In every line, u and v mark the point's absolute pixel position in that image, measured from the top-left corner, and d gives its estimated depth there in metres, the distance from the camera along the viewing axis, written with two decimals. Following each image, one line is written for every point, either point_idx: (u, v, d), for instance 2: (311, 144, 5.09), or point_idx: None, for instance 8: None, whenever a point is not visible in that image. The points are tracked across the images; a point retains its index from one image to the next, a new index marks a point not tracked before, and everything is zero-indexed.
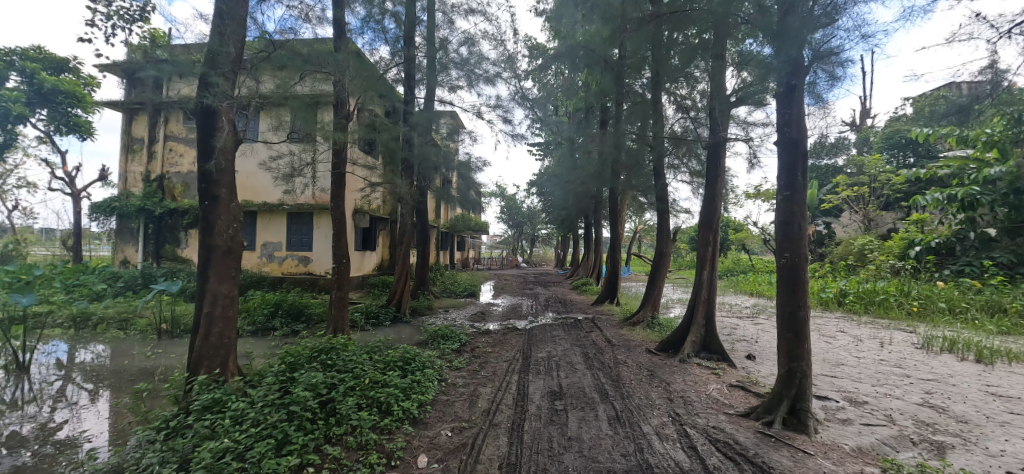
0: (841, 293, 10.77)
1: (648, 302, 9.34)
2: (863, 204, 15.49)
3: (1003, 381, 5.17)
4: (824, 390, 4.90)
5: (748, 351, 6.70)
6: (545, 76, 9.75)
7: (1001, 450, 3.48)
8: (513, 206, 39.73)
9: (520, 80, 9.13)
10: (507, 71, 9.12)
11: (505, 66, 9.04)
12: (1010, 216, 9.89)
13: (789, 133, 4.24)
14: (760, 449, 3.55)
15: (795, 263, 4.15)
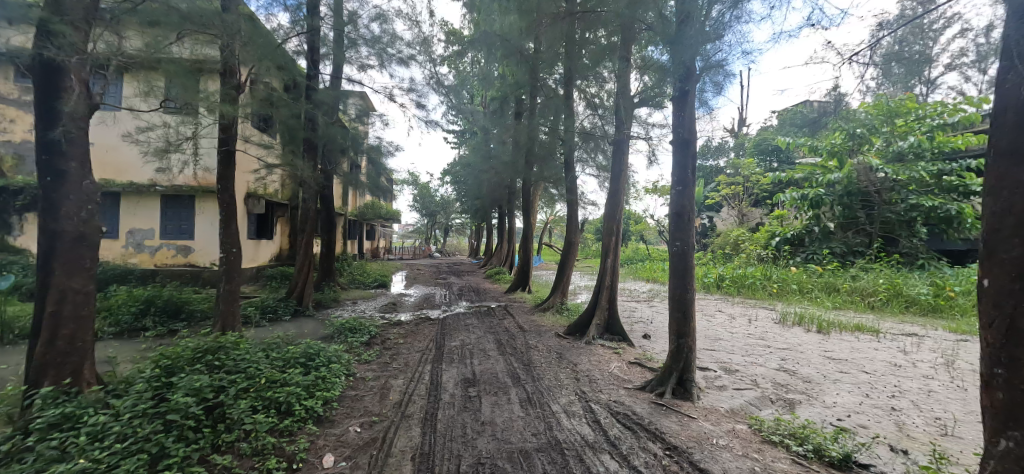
0: (720, 278, 12.20)
1: (557, 288, 9.75)
2: (738, 201, 17.72)
3: (836, 346, 6.27)
4: (705, 362, 5.53)
5: (644, 331, 7.33)
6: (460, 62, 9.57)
7: (834, 402, 4.21)
8: (426, 194, 38.84)
9: (434, 65, 8.84)
10: (421, 54, 8.79)
11: (419, 48, 8.69)
12: (845, 213, 11.85)
13: (682, 134, 4.66)
14: (653, 417, 3.90)
15: (684, 250, 4.57)
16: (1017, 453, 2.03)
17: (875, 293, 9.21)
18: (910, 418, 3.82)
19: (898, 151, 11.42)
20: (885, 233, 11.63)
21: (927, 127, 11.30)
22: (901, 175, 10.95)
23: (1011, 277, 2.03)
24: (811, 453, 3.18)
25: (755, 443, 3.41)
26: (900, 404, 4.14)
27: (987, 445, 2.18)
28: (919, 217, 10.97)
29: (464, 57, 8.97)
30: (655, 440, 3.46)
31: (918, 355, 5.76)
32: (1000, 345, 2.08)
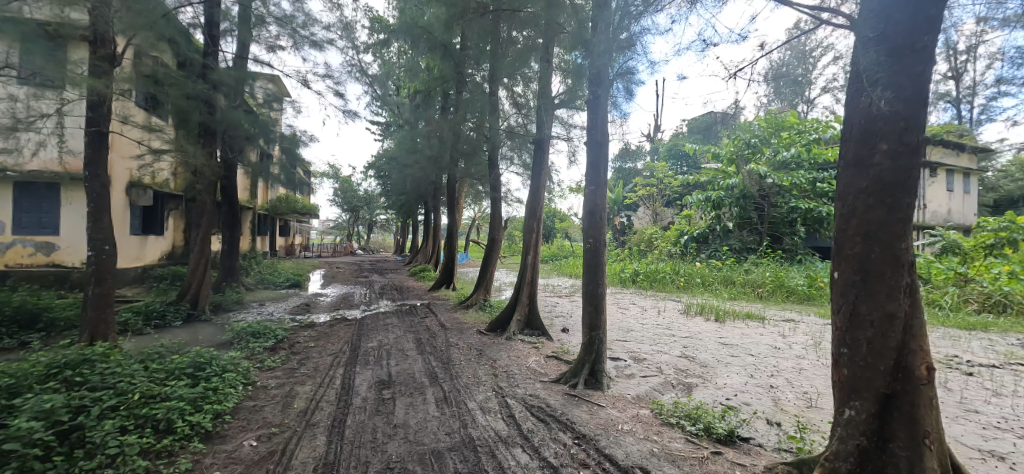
0: (635, 273, 12.96)
1: (481, 285, 9.75)
2: (652, 201, 18.95)
3: (730, 333, 6.96)
4: (617, 352, 5.85)
5: (564, 325, 7.58)
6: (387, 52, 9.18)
7: (725, 383, 4.66)
8: (348, 188, 36.89)
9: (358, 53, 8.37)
10: (342, 39, 8.28)
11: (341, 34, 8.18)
12: (741, 213, 13.16)
13: (595, 135, 4.86)
14: (565, 408, 4.04)
15: (596, 247, 4.77)
16: (857, 420, 2.39)
17: (763, 284, 10.35)
18: (785, 394, 4.34)
19: (783, 160, 12.91)
20: (772, 232, 13.09)
21: (806, 141, 12.89)
22: (786, 181, 12.38)
23: (853, 268, 2.37)
24: (701, 431, 3.48)
25: (655, 426, 3.66)
26: (777, 382, 4.69)
27: (835, 414, 2.53)
28: (798, 218, 12.53)
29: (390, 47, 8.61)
30: (566, 430, 3.59)
31: (794, 338, 6.58)
32: (845, 327, 2.42)
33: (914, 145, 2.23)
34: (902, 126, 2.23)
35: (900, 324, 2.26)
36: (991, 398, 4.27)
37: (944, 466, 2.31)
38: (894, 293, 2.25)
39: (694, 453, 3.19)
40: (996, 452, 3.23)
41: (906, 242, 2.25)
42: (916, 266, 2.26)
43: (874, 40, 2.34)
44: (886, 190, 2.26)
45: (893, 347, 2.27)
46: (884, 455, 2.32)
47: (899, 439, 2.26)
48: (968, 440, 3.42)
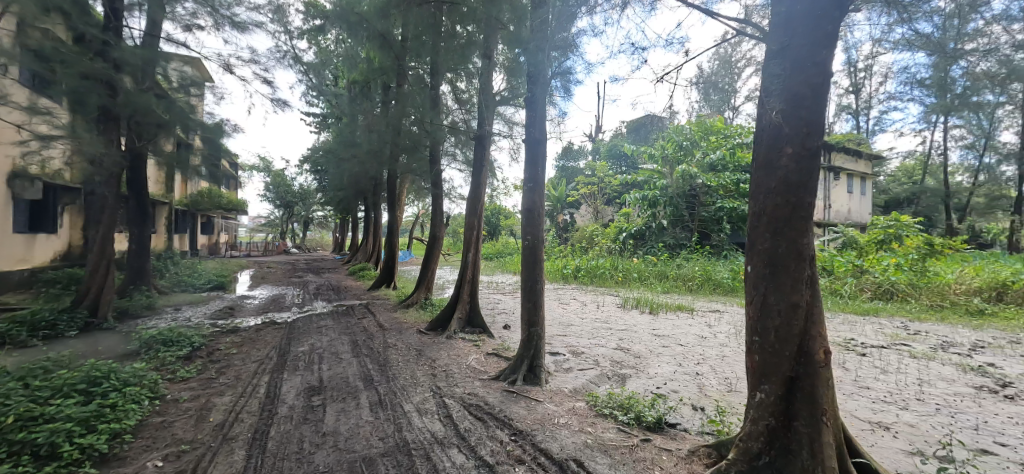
0: (576, 268, 13.29)
1: (422, 283, 9.54)
2: (592, 199, 19.53)
3: (662, 325, 7.33)
4: (557, 347, 5.95)
5: (505, 321, 7.60)
6: (323, 39, 8.69)
7: (656, 373, 4.90)
8: (281, 182, 34.71)
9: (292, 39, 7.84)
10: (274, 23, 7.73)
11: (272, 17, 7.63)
12: (673, 212, 13.94)
13: (533, 133, 4.90)
14: (504, 405, 4.05)
15: (535, 244, 4.82)
16: (767, 402, 2.59)
17: (693, 278, 11.01)
18: (709, 380, 4.63)
19: (711, 162, 13.76)
20: (701, 229, 13.95)
21: (731, 145, 13.82)
22: (713, 182, 13.22)
23: (763, 262, 2.56)
24: (632, 420, 3.62)
25: (589, 417, 3.77)
26: (702, 369, 4.99)
27: (749, 397, 2.72)
28: (724, 217, 13.44)
29: (327, 33, 8.16)
30: (503, 427, 3.59)
31: (719, 328, 7.07)
32: (757, 317, 2.61)
33: (814, 149, 2.45)
34: (804, 131, 2.43)
35: (802, 312, 2.47)
36: (880, 376, 4.82)
37: (839, 439, 2.56)
38: (797, 284, 2.46)
39: (624, 441, 3.32)
40: (883, 422, 3.64)
41: (808, 237, 2.47)
42: (816, 259, 2.48)
43: (780, 54, 2.56)
44: (790, 191, 2.46)
45: (797, 333, 2.48)
46: (789, 433, 2.53)
47: (801, 417, 2.47)
48: (861, 413, 3.83)
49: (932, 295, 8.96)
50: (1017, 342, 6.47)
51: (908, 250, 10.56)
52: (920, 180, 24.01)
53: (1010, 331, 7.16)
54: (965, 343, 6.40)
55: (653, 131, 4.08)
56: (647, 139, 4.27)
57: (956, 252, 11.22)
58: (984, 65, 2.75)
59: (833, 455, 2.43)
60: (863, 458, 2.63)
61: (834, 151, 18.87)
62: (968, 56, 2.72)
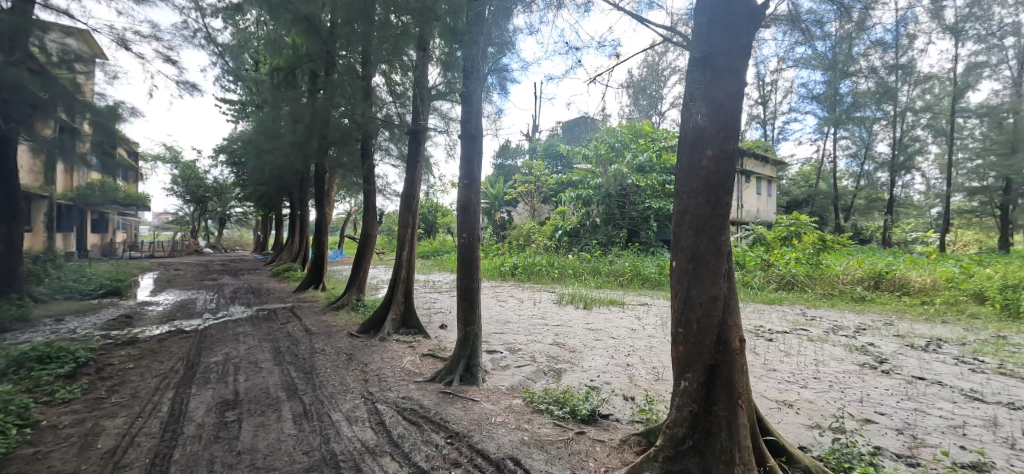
0: (514, 266, 13.37)
1: (353, 284, 9.08)
2: (529, 197, 19.77)
3: (595, 319, 7.57)
4: (494, 345, 5.92)
5: (442, 321, 7.44)
6: (241, 20, 7.96)
7: (590, 366, 5.02)
8: (192, 175, 31.53)
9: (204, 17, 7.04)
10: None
11: None
12: (605, 210, 14.48)
13: (469, 129, 4.80)
14: (439, 407, 3.93)
15: (471, 242, 4.73)
16: (690, 389, 2.72)
17: (624, 273, 11.51)
18: (639, 371, 4.83)
19: (640, 163, 14.45)
20: (631, 226, 14.60)
21: (658, 148, 14.61)
22: (642, 182, 13.91)
23: (686, 258, 2.68)
24: (568, 414, 3.68)
25: (526, 414, 3.78)
26: (632, 361, 5.20)
27: (674, 386, 2.85)
28: (652, 215, 14.17)
29: (246, 14, 7.47)
30: (438, 431, 3.49)
31: (648, 320, 7.43)
32: (680, 309, 2.73)
33: (731, 152, 2.61)
34: (721, 135, 2.58)
35: (720, 304, 2.62)
36: (784, 358, 5.31)
37: (753, 419, 2.76)
38: (716, 278, 2.62)
39: (560, 435, 3.35)
40: (788, 400, 4.01)
41: (725, 234, 2.63)
42: (732, 254, 2.65)
43: (700, 62, 2.70)
44: (710, 191, 2.60)
45: (716, 324, 2.63)
46: (710, 416, 2.68)
47: (721, 401, 2.63)
48: (769, 393, 4.19)
49: (826, 285, 10.08)
50: (889, 323, 7.47)
51: (806, 245, 11.80)
52: (815, 183, 27.00)
53: (885, 314, 8.24)
54: (852, 326, 7.25)
55: (587, 133, 4.15)
56: (581, 139, 4.33)
57: (843, 246, 12.74)
58: (867, 84, 3.07)
59: (748, 434, 2.61)
60: (773, 435, 2.85)
61: (747, 156, 20.63)
62: (855, 75, 3.05)
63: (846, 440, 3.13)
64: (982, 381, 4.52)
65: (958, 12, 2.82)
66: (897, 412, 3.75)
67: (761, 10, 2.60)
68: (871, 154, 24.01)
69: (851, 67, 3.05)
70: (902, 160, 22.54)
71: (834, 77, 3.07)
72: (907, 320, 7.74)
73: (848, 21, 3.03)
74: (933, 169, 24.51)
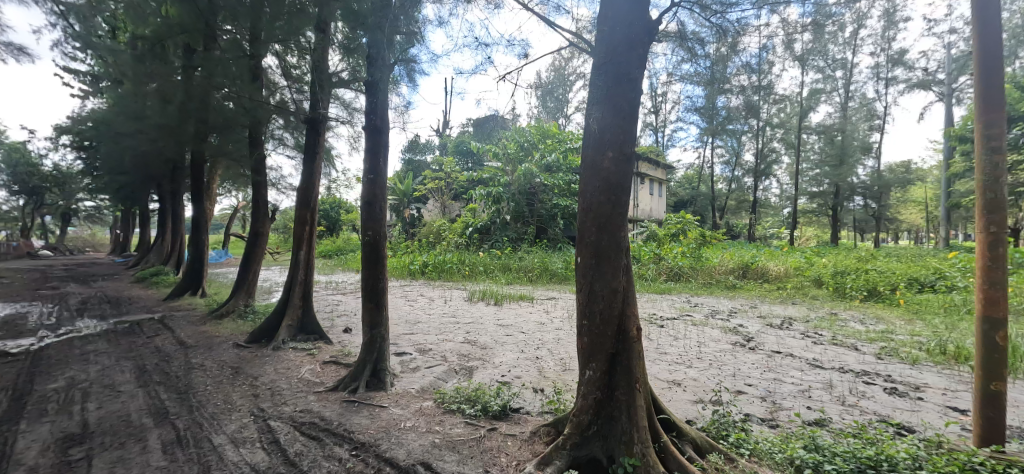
0: (423, 264, 13.03)
1: (240, 288, 8.12)
2: (440, 193, 19.42)
3: (506, 315, 7.65)
4: (403, 347, 5.67)
5: (345, 324, 6.97)
6: None
7: (501, 362, 5.04)
8: (24, 161, 25.91)
9: None
10: None
11: None
12: (515, 208, 14.76)
13: (374, 120, 4.47)
14: (343, 418, 3.65)
15: (377, 239, 4.45)
16: (595, 378, 2.84)
17: (533, 269, 11.82)
18: (547, 363, 4.96)
19: (547, 163, 14.94)
20: (539, 223, 15.04)
21: (564, 149, 15.23)
22: (549, 181, 14.41)
23: (590, 253, 2.78)
24: (479, 412, 3.64)
25: (436, 416, 3.66)
26: (541, 353, 5.33)
27: (579, 376, 2.96)
28: (558, 213, 14.72)
29: None
30: (342, 443, 3.24)
31: (555, 313, 7.70)
32: (585, 303, 2.83)
33: (630, 154, 2.76)
34: (620, 138, 2.72)
35: (620, 296, 2.77)
36: (673, 342, 5.83)
37: (649, 401, 2.97)
38: (616, 272, 2.76)
39: (472, 434, 3.31)
40: (677, 380, 4.39)
41: (624, 230, 2.78)
42: (630, 250, 2.80)
43: (603, 66, 2.80)
44: (610, 190, 2.73)
45: (617, 314, 2.77)
46: (612, 401, 2.83)
47: (621, 387, 2.79)
48: (661, 374, 4.57)
49: (705, 275, 11.33)
50: (754, 306, 8.61)
51: (690, 240, 13.14)
52: (697, 185, 30.25)
53: (751, 299, 9.49)
54: (727, 310, 8.24)
55: (498, 131, 4.14)
56: (491, 137, 4.29)
57: (719, 240, 14.42)
58: (737, 100, 3.54)
59: (645, 416, 2.80)
60: (666, 414, 3.09)
61: (642, 160, 22.44)
62: (728, 92, 3.48)
63: (724, 411, 3.52)
64: (823, 351, 5.38)
65: (805, 46, 3.33)
66: (761, 382, 4.29)
67: (655, 26, 2.80)
68: (741, 161, 27.55)
69: (726, 85, 3.46)
70: (764, 167, 26.21)
71: (712, 92, 3.48)
72: (768, 303, 9.00)
73: (723, 44, 3.32)
74: (785, 176, 28.90)
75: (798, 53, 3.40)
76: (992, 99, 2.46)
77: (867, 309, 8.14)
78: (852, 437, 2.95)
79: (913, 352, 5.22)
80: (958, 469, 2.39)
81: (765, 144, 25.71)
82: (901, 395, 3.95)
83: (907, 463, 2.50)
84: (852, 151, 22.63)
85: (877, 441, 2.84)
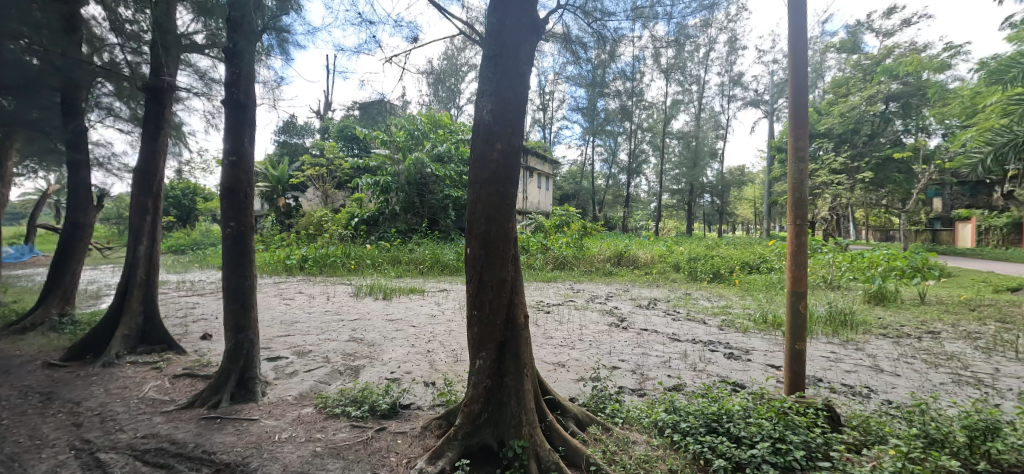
0: (302, 258, 11.90)
1: (53, 294, 6.52)
2: (320, 181, 17.91)
3: (395, 309, 7.33)
4: (277, 351, 5.08)
5: (203, 329, 6.01)
6: None
7: (390, 358, 4.81)
8: None
9: None
10: None
11: None
12: (405, 199, 14.25)
13: (236, 95, 3.70)
14: (202, 437, 3.12)
15: (241, 232, 3.73)
16: (485, 367, 2.83)
17: (424, 261, 11.54)
18: (439, 356, 4.87)
19: (438, 153, 14.63)
20: (430, 215, 14.73)
21: (455, 139, 15.07)
22: (441, 171, 14.15)
23: (479, 244, 2.75)
24: (367, 413, 3.40)
25: (318, 423, 3.33)
26: (432, 346, 5.22)
27: (470, 366, 2.93)
28: (450, 204, 14.56)
29: None
30: (201, 469, 2.76)
31: (446, 305, 7.62)
32: (474, 293, 2.80)
33: (517, 147, 2.77)
34: (509, 131, 2.72)
35: (508, 285, 2.79)
36: (559, 327, 6.14)
37: (536, 384, 3.06)
38: (505, 262, 2.76)
39: (358, 438, 3.08)
40: (561, 361, 4.63)
41: (512, 221, 2.80)
42: (518, 240, 2.83)
43: (493, 56, 2.76)
44: (500, 182, 2.72)
45: (505, 303, 2.79)
46: (502, 387, 2.85)
47: (510, 373, 2.83)
48: (548, 357, 4.78)
49: (587, 264, 12.19)
50: (627, 290, 9.51)
51: (573, 231, 14.03)
52: (579, 180, 32.38)
53: (624, 283, 10.48)
54: (604, 294, 8.97)
55: (386, 116, 3.84)
56: (377, 124, 3.95)
57: (597, 231, 15.65)
58: (615, 104, 3.74)
59: (533, 398, 2.87)
60: (553, 394, 3.20)
61: (531, 154, 23.27)
62: (607, 96, 3.66)
63: (602, 386, 3.79)
64: (680, 326, 6.14)
65: (669, 59, 3.66)
66: (632, 357, 4.74)
67: (540, 25, 2.86)
68: (617, 159, 30.12)
69: (605, 90, 3.63)
70: (636, 166, 29.02)
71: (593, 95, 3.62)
72: (637, 287, 10.02)
73: (603, 50, 3.52)
74: (652, 174, 32.44)
75: (663, 65, 3.73)
76: (800, 114, 2.99)
77: (714, 289, 9.52)
78: (702, 396, 3.36)
79: (744, 322, 6.24)
80: (775, 415, 2.87)
81: (636, 145, 28.48)
82: (736, 358, 4.67)
83: (741, 413, 2.92)
84: (704, 155, 26.24)
85: (719, 397, 3.24)
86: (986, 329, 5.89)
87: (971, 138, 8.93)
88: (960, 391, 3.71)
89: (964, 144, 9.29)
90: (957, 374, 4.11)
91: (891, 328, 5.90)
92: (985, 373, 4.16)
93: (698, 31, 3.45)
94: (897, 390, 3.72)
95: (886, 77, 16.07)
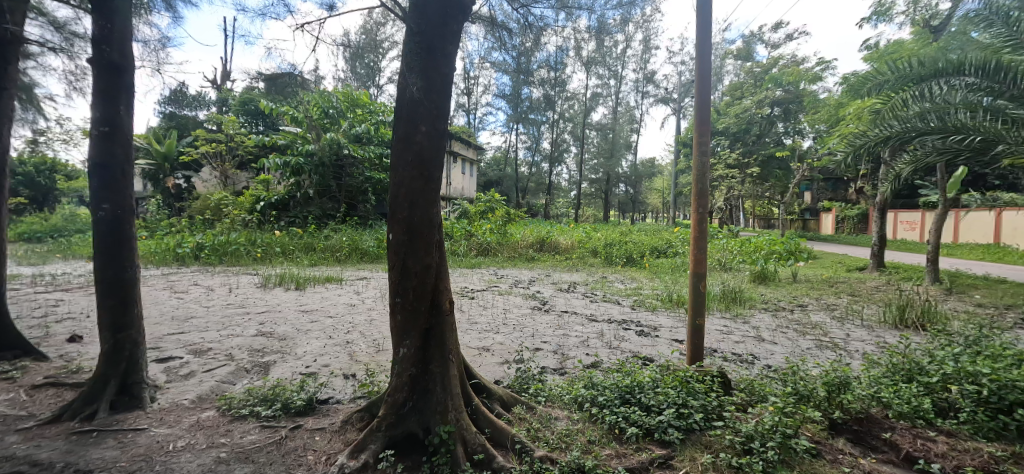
0: (197, 246, 10.69)
1: None
2: (218, 160, 15.98)
3: (308, 300, 6.86)
4: (169, 350, 4.49)
5: (71, 330, 5.11)
6: None
7: (306, 352, 4.49)
8: None
9: None
10: None
11: None
12: (319, 182, 13.33)
13: (107, 53, 3.11)
14: (74, 455, 2.67)
15: (117, 216, 3.20)
16: (409, 356, 2.75)
17: (341, 249, 10.94)
18: (359, 346, 4.65)
19: (356, 134, 13.70)
20: (348, 200, 13.97)
21: (375, 120, 14.29)
22: (359, 153, 13.30)
23: (402, 229, 2.62)
24: (279, 411, 3.15)
25: (220, 426, 3.02)
26: (352, 337, 4.97)
27: (393, 354, 2.82)
28: (370, 188, 13.88)
29: None
30: None
31: (365, 294, 7.28)
32: (397, 280, 2.68)
33: (441, 131, 2.68)
34: (434, 114, 2.62)
35: (433, 271, 2.71)
36: (483, 312, 6.17)
37: (461, 369, 3.03)
38: (429, 248, 2.68)
39: (269, 439, 2.85)
40: (486, 346, 4.65)
41: (436, 206, 2.70)
42: (442, 225, 2.76)
43: (419, 33, 2.62)
44: (424, 164, 2.61)
45: (429, 289, 2.71)
46: (427, 375, 2.78)
47: (435, 359, 2.77)
48: (473, 342, 4.78)
49: (510, 250, 12.38)
50: (549, 275, 9.80)
51: (496, 218, 14.09)
52: (502, 167, 32.50)
53: (546, 268, 10.81)
54: (527, 279, 9.17)
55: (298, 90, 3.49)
56: (287, 97, 3.57)
57: (519, 218, 15.90)
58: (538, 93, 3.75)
59: (458, 383, 2.84)
60: (478, 377, 3.19)
61: (455, 140, 22.88)
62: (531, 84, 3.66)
63: (526, 368, 3.87)
64: (597, 308, 6.48)
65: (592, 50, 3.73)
66: (554, 339, 4.90)
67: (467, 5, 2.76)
68: (539, 147, 30.72)
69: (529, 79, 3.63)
70: (557, 154, 29.82)
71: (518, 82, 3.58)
72: (559, 271, 10.37)
73: (528, 37, 3.49)
74: (572, 163, 33.62)
75: (584, 57, 3.82)
76: (703, 114, 3.23)
77: (628, 272, 10.16)
78: (616, 371, 3.56)
79: (653, 302, 6.75)
80: (679, 383, 3.14)
81: (558, 135, 29.20)
82: (646, 335, 5.03)
83: (651, 384, 3.16)
84: (619, 147, 27.75)
85: (632, 371, 3.45)
86: (841, 302, 6.96)
87: (836, 142, 10.39)
88: (822, 354, 4.35)
89: (829, 147, 10.79)
90: (820, 340, 4.82)
91: (771, 303, 6.77)
92: (840, 337, 4.93)
93: (617, 28, 3.57)
94: (775, 356, 4.27)
95: (772, 85, 18.10)
